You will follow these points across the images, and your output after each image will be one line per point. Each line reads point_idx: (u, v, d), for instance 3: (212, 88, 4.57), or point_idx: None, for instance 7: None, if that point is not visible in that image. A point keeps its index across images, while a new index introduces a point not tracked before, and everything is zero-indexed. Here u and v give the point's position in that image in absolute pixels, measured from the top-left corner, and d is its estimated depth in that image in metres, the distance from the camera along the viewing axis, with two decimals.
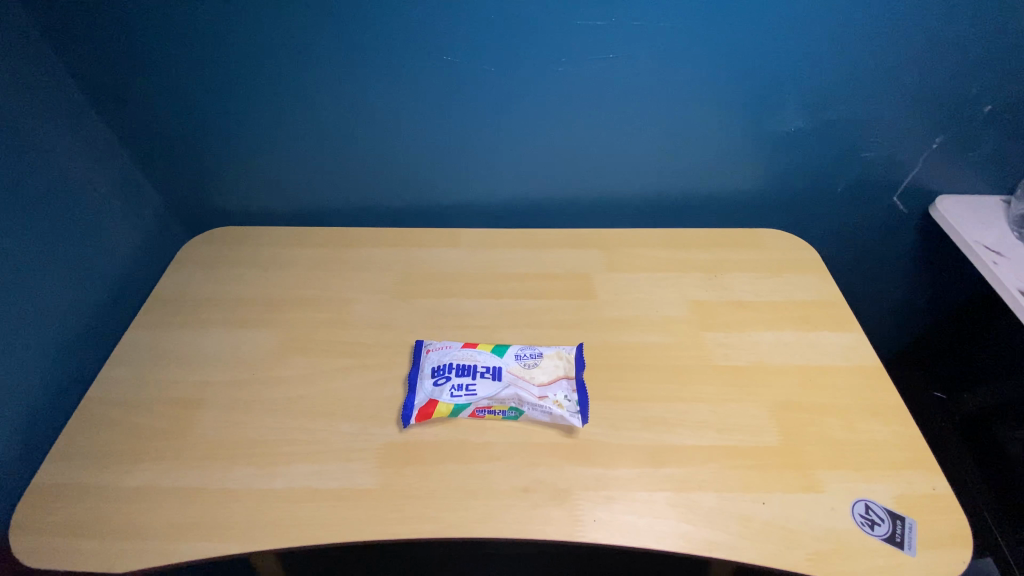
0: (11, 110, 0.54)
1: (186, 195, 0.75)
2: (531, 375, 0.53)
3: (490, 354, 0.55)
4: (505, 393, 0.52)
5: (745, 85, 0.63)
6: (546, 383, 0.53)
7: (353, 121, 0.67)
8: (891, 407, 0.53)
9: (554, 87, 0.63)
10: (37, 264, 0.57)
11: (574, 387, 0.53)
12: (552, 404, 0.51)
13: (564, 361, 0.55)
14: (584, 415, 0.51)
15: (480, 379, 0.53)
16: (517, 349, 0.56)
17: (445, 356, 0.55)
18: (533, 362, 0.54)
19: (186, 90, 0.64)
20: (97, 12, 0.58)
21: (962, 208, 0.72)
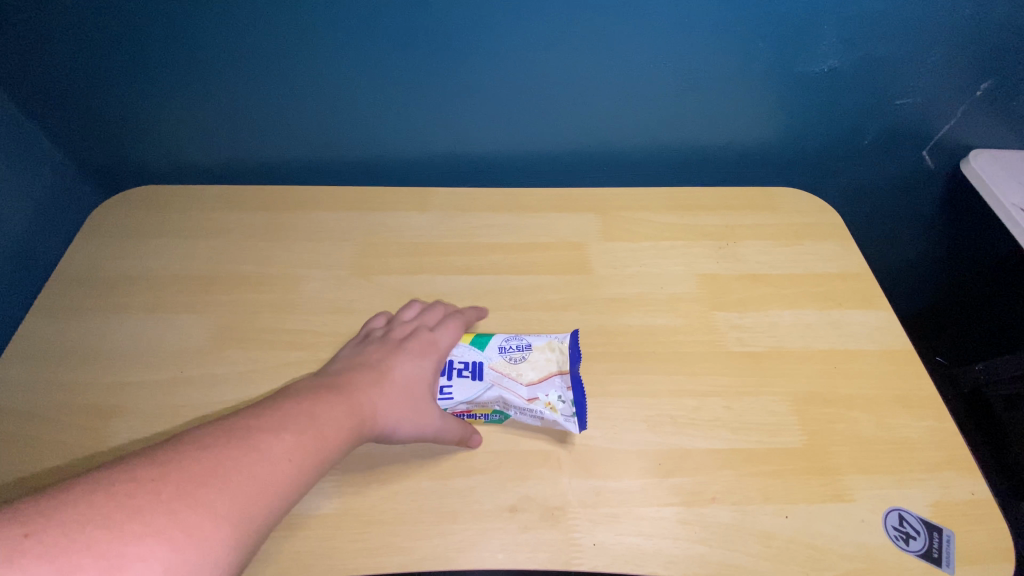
0: None
1: (92, 151, 0.64)
2: (516, 373, 0.45)
3: (469, 347, 0.46)
4: (487, 395, 0.44)
5: (777, 13, 0.52)
6: (535, 381, 0.44)
7: (297, 52, 0.54)
8: (924, 398, 0.47)
9: (542, 14, 0.52)
10: None
11: (571, 387, 0.44)
12: (542, 407, 0.43)
13: (557, 355, 0.46)
14: (580, 420, 0.42)
15: (456, 380, 0.45)
16: (501, 340, 0.47)
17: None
18: (519, 357, 0.45)
19: (74, 16, 0.52)
20: None
21: (999, 163, 0.64)
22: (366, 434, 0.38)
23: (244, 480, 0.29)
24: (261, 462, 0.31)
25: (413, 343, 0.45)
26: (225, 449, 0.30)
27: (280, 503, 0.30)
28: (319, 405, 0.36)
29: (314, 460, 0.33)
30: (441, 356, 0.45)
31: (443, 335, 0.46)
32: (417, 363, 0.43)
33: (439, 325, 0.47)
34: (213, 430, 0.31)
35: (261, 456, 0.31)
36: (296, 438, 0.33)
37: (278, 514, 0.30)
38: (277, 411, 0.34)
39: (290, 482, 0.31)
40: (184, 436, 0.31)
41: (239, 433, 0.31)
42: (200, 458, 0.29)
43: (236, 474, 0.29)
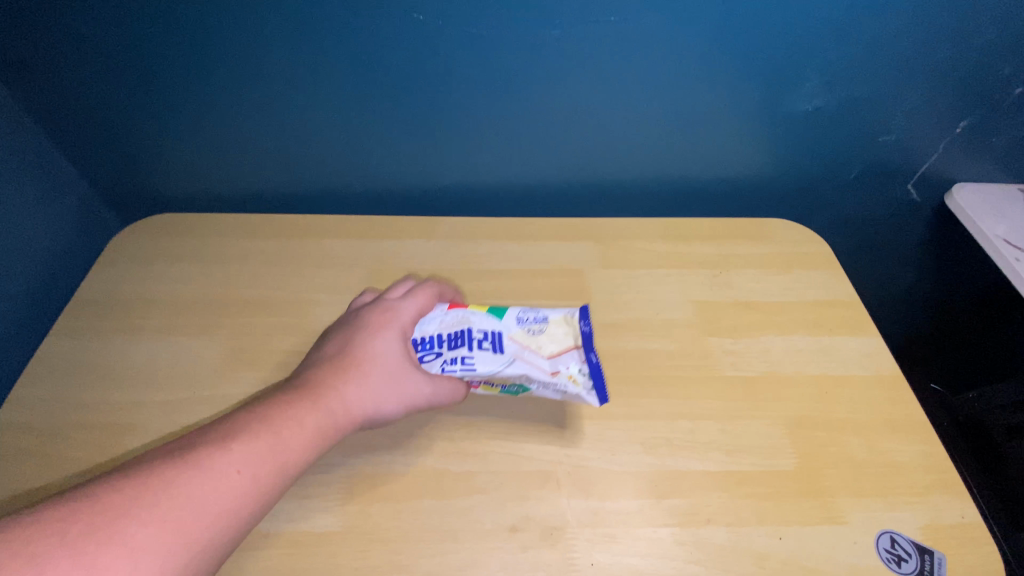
0: None
1: (114, 180, 0.67)
2: (535, 343, 0.42)
3: (486, 316, 0.44)
4: (508, 368, 0.41)
5: (761, 57, 0.56)
6: (555, 354, 0.42)
7: (313, 90, 0.58)
8: (914, 423, 0.48)
9: (541, 57, 0.56)
10: None
11: (588, 358, 0.41)
12: (565, 380, 0.41)
13: (569, 325, 0.43)
14: (602, 394, 0.40)
15: (474, 352, 0.42)
16: (519, 310, 0.43)
17: (428, 325, 0.45)
18: (534, 327, 0.43)
19: (104, 57, 0.56)
20: None
21: (981, 196, 0.66)
22: (338, 421, 0.39)
23: (175, 504, 0.31)
24: (197, 480, 0.32)
25: (378, 320, 0.45)
26: (161, 473, 0.32)
27: (233, 511, 0.32)
28: (276, 410, 0.38)
29: (265, 465, 0.35)
30: (409, 324, 0.45)
31: (408, 303, 0.46)
32: (383, 337, 0.43)
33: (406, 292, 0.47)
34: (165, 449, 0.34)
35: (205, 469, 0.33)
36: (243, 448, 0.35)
37: (222, 527, 0.32)
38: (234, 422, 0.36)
39: (235, 493, 0.33)
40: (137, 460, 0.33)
41: (181, 452, 0.33)
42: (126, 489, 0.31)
43: (167, 499, 0.31)
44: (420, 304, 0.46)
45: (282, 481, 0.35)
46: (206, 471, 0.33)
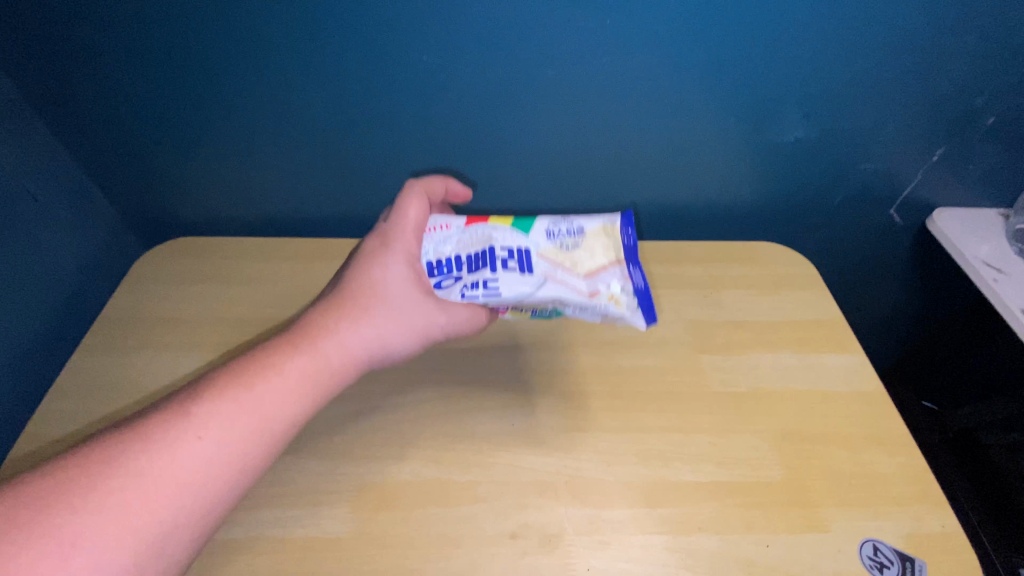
0: None
1: (139, 206, 0.71)
2: (574, 260, 0.45)
3: (513, 232, 0.46)
4: (545, 287, 0.44)
5: (744, 93, 0.60)
6: (592, 272, 0.45)
7: (328, 124, 0.63)
8: (896, 436, 0.50)
9: (539, 92, 0.60)
10: None
11: (630, 278, 0.45)
12: (607, 301, 0.43)
13: (611, 240, 0.46)
14: (646, 315, 0.44)
15: (506, 270, 0.44)
16: (547, 225, 0.47)
17: (447, 246, 0.47)
18: (573, 243, 0.46)
19: (132, 91, 0.60)
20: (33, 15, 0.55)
21: (960, 221, 0.70)
22: (341, 363, 0.42)
23: (163, 474, 0.34)
24: (185, 448, 0.35)
25: (376, 252, 0.46)
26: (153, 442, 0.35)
27: (232, 465, 0.36)
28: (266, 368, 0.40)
29: (253, 426, 0.37)
30: (409, 253, 0.46)
31: (403, 229, 0.47)
32: (382, 270, 0.45)
33: (399, 215, 0.48)
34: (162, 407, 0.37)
35: (204, 429, 0.36)
36: (229, 412, 0.37)
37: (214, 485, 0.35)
38: (230, 377, 0.39)
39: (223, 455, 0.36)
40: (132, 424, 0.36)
41: (174, 417, 0.36)
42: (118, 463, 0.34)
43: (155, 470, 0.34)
44: (414, 230, 0.47)
45: (276, 431, 0.38)
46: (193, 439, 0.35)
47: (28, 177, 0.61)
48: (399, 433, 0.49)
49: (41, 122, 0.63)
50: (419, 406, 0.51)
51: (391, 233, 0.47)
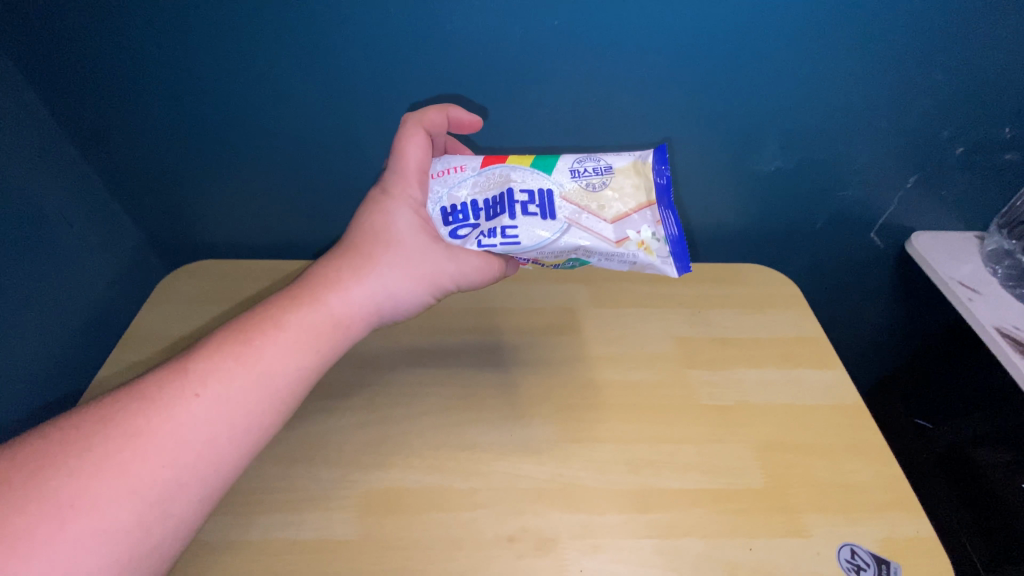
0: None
1: (164, 229, 0.76)
2: (603, 203, 0.48)
3: (534, 173, 0.48)
4: (573, 235, 0.48)
5: (725, 126, 0.64)
6: (622, 217, 0.47)
7: (341, 155, 0.68)
8: (874, 447, 0.53)
9: (535, 125, 0.65)
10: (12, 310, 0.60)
11: (661, 224, 0.47)
12: (638, 249, 0.47)
13: (640, 178, 0.48)
14: (677, 263, 0.47)
15: (529, 219, 0.48)
16: (574, 164, 0.48)
17: (463, 191, 0.49)
18: (601, 184, 0.48)
19: (161, 125, 0.65)
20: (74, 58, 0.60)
21: (936, 243, 0.73)
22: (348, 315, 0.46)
23: (173, 431, 0.37)
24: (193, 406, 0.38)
25: (382, 205, 0.49)
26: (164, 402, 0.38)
27: (239, 417, 0.40)
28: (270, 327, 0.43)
29: (255, 383, 0.41)
30: (414, 201, 0.49)
31: (406, 175, 0.50)
32: (388, 222, 0.49)
33: (400, 160, 0.50)
34: (163, 371, 0.40)
35: (212, 386, 0.39)
36: (234, 373, 0.40)
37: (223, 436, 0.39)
38: (240, 335, 0.42)
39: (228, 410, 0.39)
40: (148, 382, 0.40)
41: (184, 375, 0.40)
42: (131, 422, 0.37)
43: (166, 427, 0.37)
44: (415, 177, 0.50)
45: (282, 382, 0.42)
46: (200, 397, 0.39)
47: (65, 204, 0.66)
48: (405, 443, 0.53)
49: (77, 152, 0.68)
50: (424, 417, 0.55)
51: (394, 183, 0.50)
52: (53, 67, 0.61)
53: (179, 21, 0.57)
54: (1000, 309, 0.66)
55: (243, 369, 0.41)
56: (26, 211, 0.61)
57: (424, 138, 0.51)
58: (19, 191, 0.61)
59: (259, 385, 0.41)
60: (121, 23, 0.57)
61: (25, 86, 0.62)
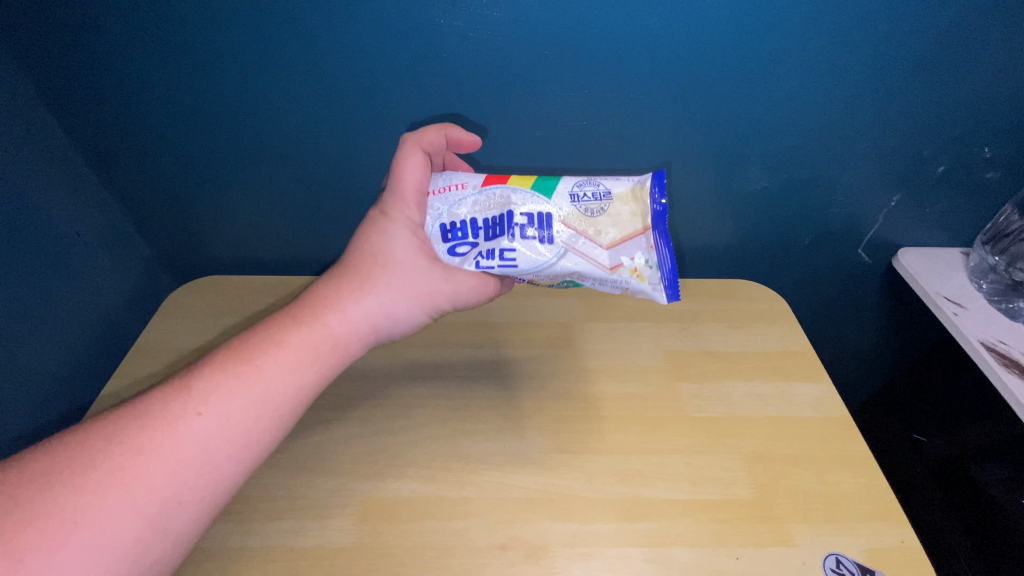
0: (14, 176, 0.61)
1: (173, 245, 0.79)
2: (600, 228, 0.50)
3: (534, 195, 0.50)
4: (569, 259, 0.50)
5: (711, 147, 0.67)
6: (618, 243, 0.50)
7: (342, 174, 0.71)
8: (860, 458, 0.54)
9: (529, 146, 0.68)
10: (24, 324, 0.63)
11: (656, 251, 0.49)
12: (631, 275, 0.50)
13: (637, 205, 0.50)
14: (668, 291, 0.50)
15: (528, 241, 0.50)
16: (574, 189, 0.50)
17: (464, 209, 0.51)
18: (598, 210, 0.50)
19: (170, 146, 0.69)
20: (88, 85, 0.63)
21: (923, 259, 0.74)
22: (348, 333, 0.48)
23: (175, 448, 0.39)
24: (194, 424, 0.40)
25: (383, 225, 0.52)
26: (167, 420, 0.40)
27: (239, 435, 0.41)
28: (271, 346, 0.45)
29: (256, 401, 0.42)
30: (414, 221, 0.51)
31: (406, 192, 0.51)
32: (388, 243, 0.51)
33: (399, 176, 0.52)
34: (164, 389, 0.42)
35: (213, 404, 0.41)
36: (235, 391, 0.42)
37: (225, 453, 0.41)
38: (241, 353, 0.44)
39: (229, 429, 0.41)
40: (149, 399, 0.41)
41: (186, 393, 0.41)
42: (135, 439, 0.39)
43: (168, 445, 0.39)
44: (415, 196, 0.52)
45: (283, 401, 0.44)
46: (202, 416, 0.41)
47: (78, 222, 0.69)
48: (402, 453, 0.54)
49: (91, 173, 0.71)
50: (420, 428, 0.57)
51: (394, 203, 0.52)
52: (71, 95, 0.64)
53: (191, 52, 0.60)
54: (985, 324, 0.67)
55: (244, 387, 0.42)
56: (39, 230, 0.64)
57: (423, 157, 0.53)
58: (33, 212, 0.64)
59: (259, 403, 0.43)
60: (135, 54, 0.61)
61: (45, 113, 0.65)
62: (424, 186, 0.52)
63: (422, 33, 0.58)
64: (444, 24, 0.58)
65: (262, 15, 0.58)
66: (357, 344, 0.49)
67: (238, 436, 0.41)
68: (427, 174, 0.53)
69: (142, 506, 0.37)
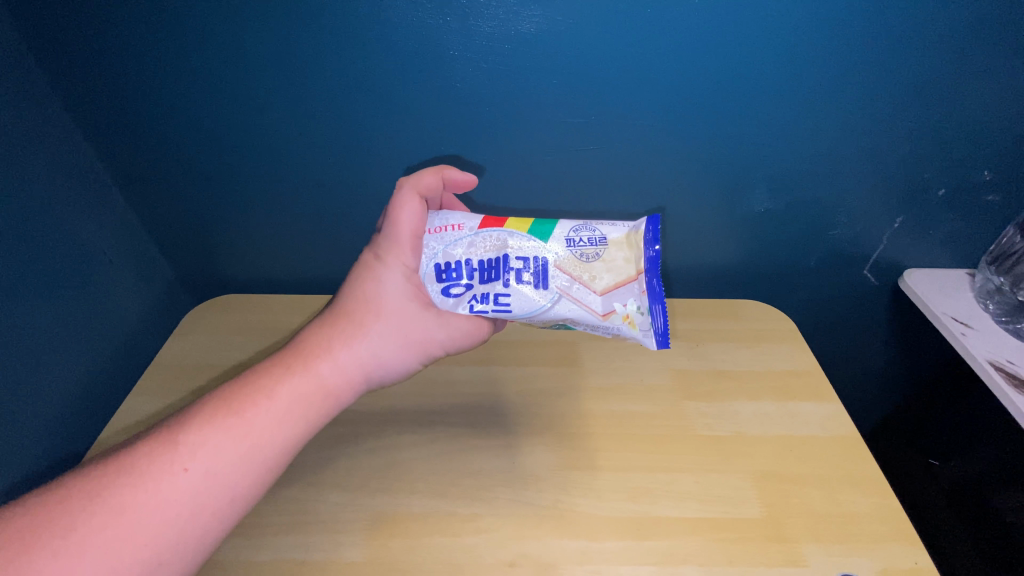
0: (50, 201, 0.65)
1: (193, 264, 0.82)
2: (594, 274, 0.52)
3: (529, 237, 0.52)
4: (561, 305, 0.51)
5: (714, 171, 0.69)
6: (612, 289, 0.52)
7: (355, 196, 0.74)
8: (871, 478, 0.54)
9: (538, 170, 0.70)
10: (53, 342, 0.65)
11: (647, 298, 0.52)
12: (624, 321, 0.51)
13: (631, 251, 0.52)
14: (659, 339, 0.51)
15: (522, 286, 0.51)
16: (569, 233, 0.52)
17: (459, 251, 0.52)
18: (594, 255, 0.52)
19: (197, 174, 0.72)
20: (122, 114, 0.67)
21: (929, 280, 0.75)
22: (340, 380, 0.50)
23: (164, 503, 0.40)
24: (182, 478, 0.41)
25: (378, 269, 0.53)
26: (156, 474, 0.41)
27: (228, 488, 0.43)
28: (262, 397, 0.46)
29: (242, 452, 0.44)
30: (409, 265, 0.53)
31: (401, 235, 0.53)
32: (381, 289, 0.52)
33: (396, 217, 0.53)
34: (153, 442, 0.43)
35: (202, 457, 0.43)
36: (225, 444, 0.43)
37: (213, 505, 0.42)
38: (233, 403, 0.46)
39: (218, 482, 0.42)
40: (140, 450, 0.42)
41: (177, 445, 0.43)
42: (125, 494, 0.40)
43: (156, 500, 0.40)
44: (410, 240, 0.53)
45: (272, 451, 0.45)
46: (191, 470, 0.42)
47: (106, 244, 0.72)
48: (411, 470, 0.55)
49: (121, 196, 0.74)
50: (429, 444, 0.57)
51: (388, 248, 0.53)
52: (104, 123, 0.67)
53: (219, 83, 0.64)
54: (993, 344, 0.67)
55: (234, 440, 0.44)
56: (71, 252, 0.67)
57: (420, 199, 0.54)
58: (66, 235, 0.67)
59: (247, 457, 0.44)
60: (168, 84, 0.64)
61: (81, 140, 0.69)
62: (419, 229, 0.53)
63: (436, 65, 0.61)
64: (458, 56, 0.61)
65: (287, 48, 0.61)
66: (348, 391, 0.50)
67: (226, 489, 0.43)
68: (423, 216, 0.54)
69: (130, 562, 0.38)
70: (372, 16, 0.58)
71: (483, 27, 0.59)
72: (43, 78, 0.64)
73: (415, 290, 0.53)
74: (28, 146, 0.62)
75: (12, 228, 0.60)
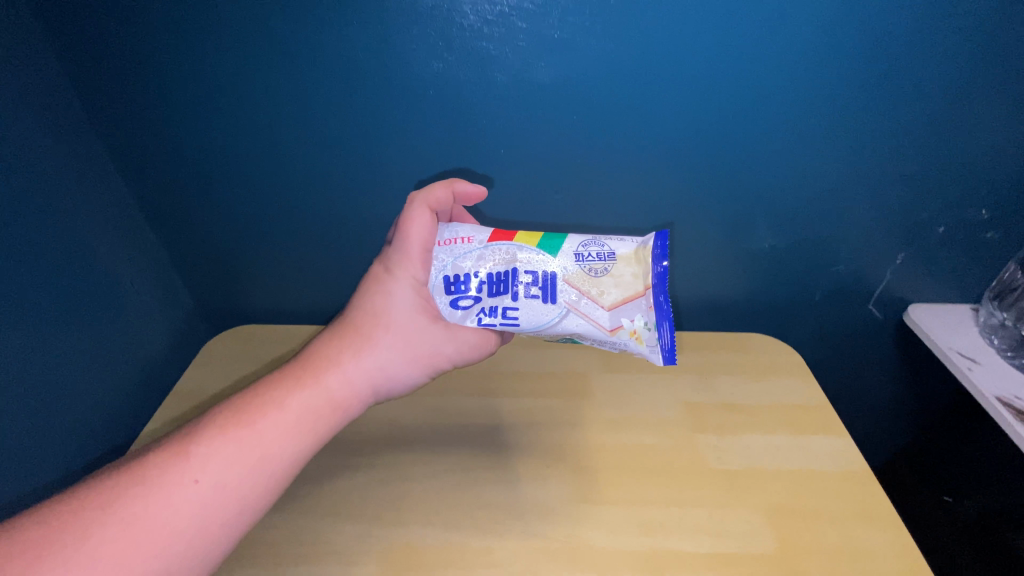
0: (85, 233, 0.68)
1: (213, 296, 0.84)
2: (603, 289, 0.53)
3: (537, 251, 0.54)
4: (569, 318, 0.53)
5: (719, 209, 0.71)
6: (620, 304, 0.53)
7: (372, 231, 0.76)
8: (884, 513, 0.54)
9: (548, 206, 0.73)
10: (78, 370, 0.67)
11: (654, 313, 0.53)
12: (632, 336, 0.53)
13: (640, 266, 0.53)
14: (665, 356, 0.53)
15: (531, 299, 0.53)
16: (577, 248, 0.54)
17: (468, 263, 0.54)
18: (602, 270, 0.53)
19: (223, 210, 0.75)
20: (157, 153, 0.71)
21: (933, 315, 0.76)
22: (347, 391, 0.51)
23: (174, 512, 0.41)
24: (193, 489, 0.42)
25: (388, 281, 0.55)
26: (168, 483, 0.42)
27: (236, 499, 0.43)
28: (272, 408, 0.47)
29: (251, 463, 0.45)
30: (416, 278, 0.54)
31: (410, 247, 0.54)
32: (389, 301, 0.54)
33: (405, 229, 0.55)
34: (165, 454, 0.44)
35: (213, 468, 0.43)
36: (235, 454, 0.44)
37: (221, 515, 0.43)
38: (245, 415, 0.47)
39: (225, 493, 0.43)
40: (153, 459, 0.43)
41: (190, 455, 0.44)
42: (138, 503, 0.41)
43: (167, 509, 0.41)
44: (417, 252, 0.54)
45: (279, 462, 0.46)
46: (201, 480, 0.43)
47: (133, 275, 0.75)
48: (425, 501, 0.55)
49: (149, 230, 0.77)
50: (443, 475, 0.58)
51: (398, 259, 0.55)
52: (141, 163, 0.71)
53: (249, 125, 0.67)
54: (1000, 378, 0.68)
55: (244, 451, 0.45)
56: (100, 282, 0.70)
57: (430, 213, 0.56)
58: (96, 265, 0.69)
59: (256, 468, 0.45)
60: (201, 126, 0.68)
61: (115, 177, 0.72)
62: (427, 242, 0.55)
63: (455, 108, 0.65)
64: (477, 101, 0.64)
65: (316, 94, 0.64)
66: (355, 402, 0.51)
67: (233, 499, 0.43)
68: (432, 228, 0.55)
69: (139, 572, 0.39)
70: (396, 65, 0.62)
71: (499, 75, 0.62)
72: (86, 119, 0.68)
73: (422, 302, 0.54)
74: (64, 176, 0.65)
75: (47, 258, 0.63)
